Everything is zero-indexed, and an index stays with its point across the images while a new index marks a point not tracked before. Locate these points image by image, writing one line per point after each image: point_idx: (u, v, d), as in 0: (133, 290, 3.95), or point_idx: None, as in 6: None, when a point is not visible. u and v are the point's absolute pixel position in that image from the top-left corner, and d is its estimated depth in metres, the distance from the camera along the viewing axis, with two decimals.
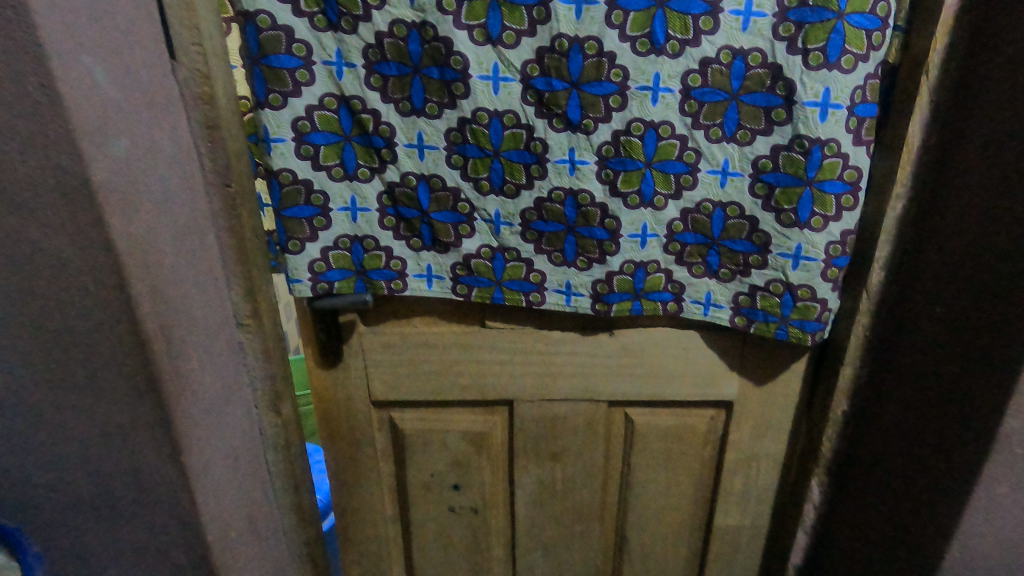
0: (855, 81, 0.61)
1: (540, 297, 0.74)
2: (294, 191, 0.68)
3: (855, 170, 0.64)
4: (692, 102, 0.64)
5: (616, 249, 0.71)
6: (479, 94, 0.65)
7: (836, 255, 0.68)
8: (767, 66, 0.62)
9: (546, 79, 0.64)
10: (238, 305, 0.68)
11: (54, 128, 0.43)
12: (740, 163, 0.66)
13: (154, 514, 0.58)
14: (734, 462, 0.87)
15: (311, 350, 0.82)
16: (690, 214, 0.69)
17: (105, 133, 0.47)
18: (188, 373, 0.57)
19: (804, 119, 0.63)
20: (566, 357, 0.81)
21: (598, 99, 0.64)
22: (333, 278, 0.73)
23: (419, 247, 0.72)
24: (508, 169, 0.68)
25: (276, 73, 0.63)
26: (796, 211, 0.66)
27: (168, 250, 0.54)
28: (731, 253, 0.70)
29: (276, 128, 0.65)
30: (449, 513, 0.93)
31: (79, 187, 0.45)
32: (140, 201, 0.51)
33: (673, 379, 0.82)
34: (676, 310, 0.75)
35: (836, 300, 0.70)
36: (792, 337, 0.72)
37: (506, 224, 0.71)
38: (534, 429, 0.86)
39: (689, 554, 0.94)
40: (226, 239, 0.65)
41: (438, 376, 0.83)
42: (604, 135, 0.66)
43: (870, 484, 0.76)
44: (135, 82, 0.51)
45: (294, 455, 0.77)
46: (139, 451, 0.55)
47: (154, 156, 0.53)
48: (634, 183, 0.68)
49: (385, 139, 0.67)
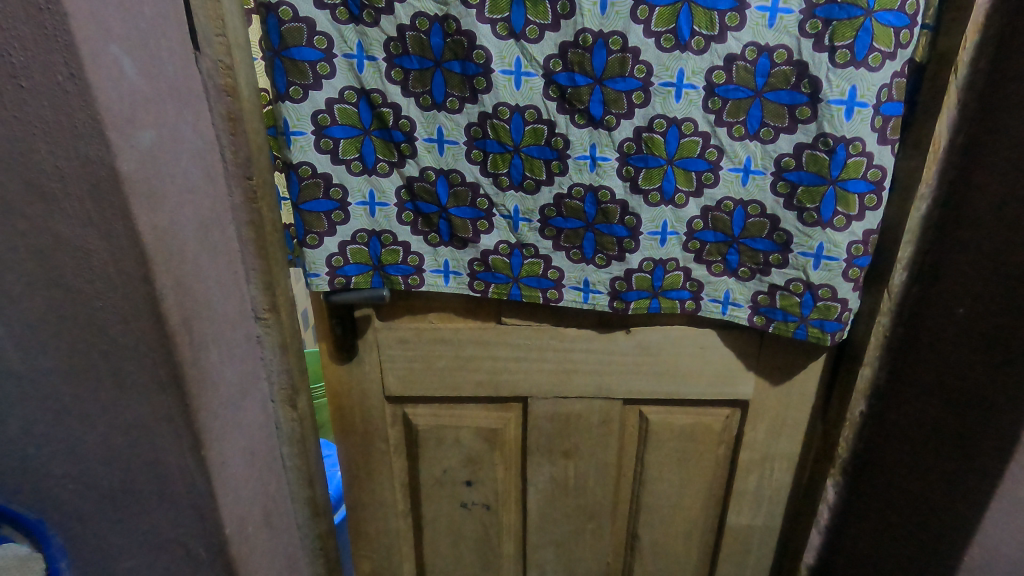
0: (881, 79, 0.60)
1: (557, 294, 0.74)
2: (312, 185, 0.68)
3: (879, 169, 0.64)
4: (716, 99, 0.63)
5: (636, 246, 0.70)
6: (500, 89, 0.64)
7: (858, 255, 0.67)
8: (793, 63, 0.61)
9: (568, 74, 0.63)
10: (256, 298, 0.67)
11: (83, 119, 0.43)
12: (763, 161, 0.65)
13: (174, 505, 0.58)
14: (748, 462, 0.86)
15: (326, 344, 0.82)
16: (711, 212, 0.69)
17: (131, 124, 0.46)
18: (210, 367, 0.57)
19: (829, 118, 0.62)
20: (582, 354, 0.80)
21: (621, 95, 0.64)
22: (350, 272, 0.72)
23: (437, 242, 0.72)
24: (529, 165, 0.67)
25: (297, 65, 0.63)
26: (818, 210, 0.66)
27: (190, 242, 0.54)
28: (751, 251, 0.70)
29: (297, 121, 0.65)
30: (461, 508, 0.93)
31: (106, 177, 0.45)
32: (165, 191, 0.50)
33: (689, 378, 0.81)
34: (694, 309, 0.74)
35: (857, 300, 0.70)
36: (811, 337, 0.72)
37: (525, 221, 0.70)
38: (548, 426, 0.86)
39: (701, 553, 0.94)
40: (246, 233, 0.65)
41: (453, 372, 0.83)
42: (626, 132, 0.65)
43: (887, 485, 0.75)
44: (161, 73, 0.51)
45: (309, 450, 0.77)
46: (161, 443, 0.55)
47: (179, 148, 0.53)
48: (655, 180, 0.67)
49: (405, 133, 0.67)
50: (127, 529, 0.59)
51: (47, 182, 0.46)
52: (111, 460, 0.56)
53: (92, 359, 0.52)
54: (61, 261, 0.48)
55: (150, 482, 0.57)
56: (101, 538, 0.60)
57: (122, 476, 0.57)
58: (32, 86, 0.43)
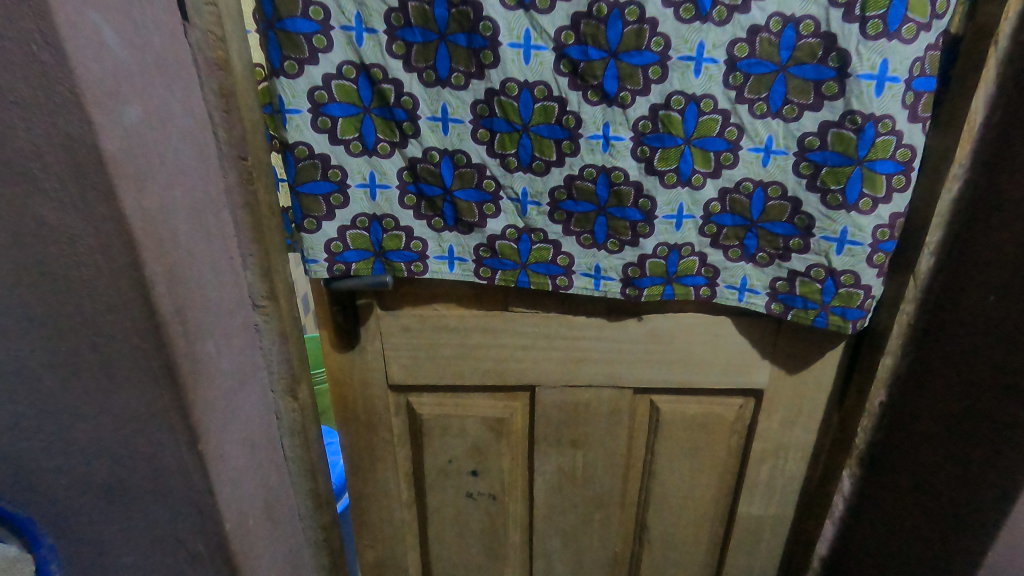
0: (914, 52, 0.57)
1: (567, 281, 0.71)
2: (310, 166, 0.64)
3: (908, 149, 0.60)
4: (738, 74, 0.60)
5: (650, 231, 0.67)
6: (509, 64, 0.60)
7: (883, 239, 0.64)
8: (820, 35, 0.58)
9: (581, 48, 0.59)
10: (254, 285, 0.65)
11: (60, 93, 0.40)
12: (785, 141, 0.62)
13: (171, 500, 0.56)
14: (761, 452, 0.84)
15: (326, 332, 0.79)
16: (728, 194, 0.65)
17: (116, 100, 0.43)
18: (206, 358, 0.54)
19: (858, 94, 0.59)
20: (591, 342, 0.78)
21: (637, 70, 0.60)
22: (351, 259, 0.69)
23: (441, 227, 0.69)
24: (539, 144, 0.64)
25: (292, 38, 0.59)
26: (844, 192, 0.63)
27: (182, 226, 0.51)
28: (770, 236, 0.67)
29: (292, 98, 0.61)
30: (467, 498, 0.91)
31: (88, 156, 0.42)
32: (153, 172, 0.47)
33: (703, 366, 0.79)
34: (709, 296, 0.71)
35: (881, 287, 0.67)
36: (832, 325, 0.69)
37: (534, 204, 0.67)
38: (555, 416, 0.84)
39: (711, 543, 0.93)
40: (242, 216, 0.62)
41: (459, 359, 0.80)
42: (641, 110, 0.62)
43: (908, 477, 0.73)
44: (147, 44, 0.47)
45: (311, 441, 0.75)
46: (156, 437, 0.53)
47: (167, 126, 0.50)
48: (671, 161, 0.64)
49: (408, 112, 0.63)
50: (121, 525, 0.57)
51: (24, 161, 0.42)
52: (103, 455, 0.54)
53: (80, 350, 0.49)
54: (43, 246, 0.45)
55: (144, 476, 0.55)
56: (94, 534, 0.58)
57: (115, 471, 0.55)
58: (6, 57, 0.39)
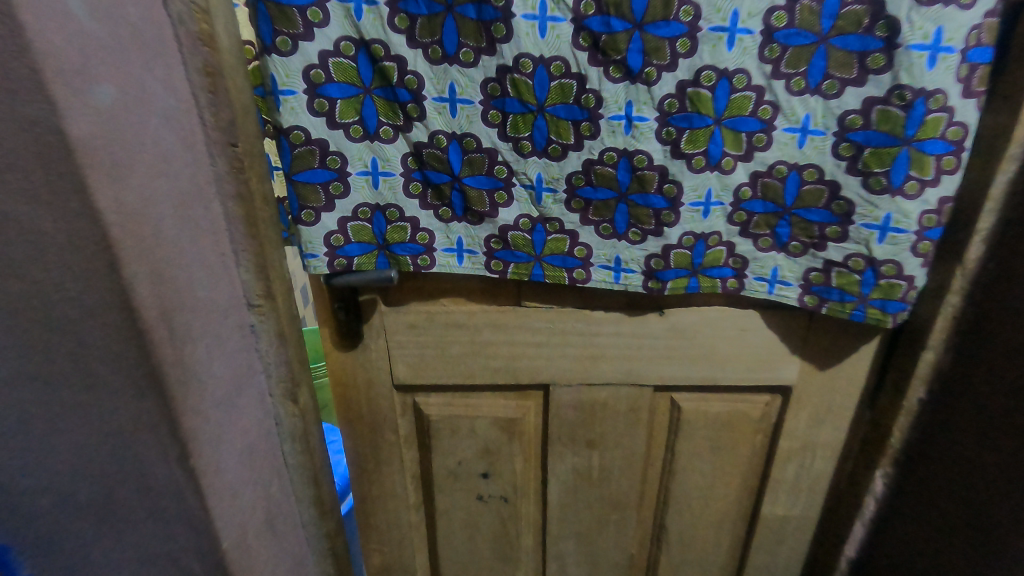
0: (971, 19, 0.51)
1: (585, 274, 0.66)
2: (306, 153, 0.59)
3: (960, 127, 0.55)
4: (774, 46, 0.54)
5: (676, 219, 0.62)
6: (523, 37, 0.55)
7: (929, 226, 0.59)
8: (867, 2, 0.52)
9: (603, 19, 0.54)
10: (249, 283, 0.60)
11: (16, 69, 0.35)
12: (825, 120, 0.57)
13: (162, 518, 0.52)
14: (787, 451, 0.80)
15: (327, 330, 0.74)
16: (760, 178, 0.60)
17: (84, 78, 0.38)
18: (194, 365, 0.49)
19: (908, 67, 0.53)
20: (609, 339, 0.73)
21: (664, 43, 0.55)
22: (353, 253, 0.64)
23: (449, 217, 0.64)
24: (555, 126, 0.59)
25: (284, 11, 0.54)
26: (889, 175, 0.58)
27: (164, 220, 0.46)
28: (805, 223, 0.62)
29: (286, 78, 0.56)
30: (478, 501, 0.87)
31: (53, 143, 0.37)
32: (130, 161, 0.42)
33: (728, 363, 0.74)
34: (736, 288, 0.66)
35: (924, 277, 0.62)
36: (870, 318, 0.65)
37: (549, 191, 0.62)
38: (571, 415, 0.79)
39: (732, 544, 0.89)
40: (233, 208, 0.57)
41: (467, 358, 0.76)
42: (668, 87, 0.56)
43: (944, 481, 0.68)
44: (119, 16, 0.42)
45: (313, 446, 0.71)
46: (144, 452, 0.48)
47: (145, 109, 0.44)
48: (700, 143, 0.59)
49: (412, 92, 0.58)
50: None
51: None
52: None
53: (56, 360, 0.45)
54: None
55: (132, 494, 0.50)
56: None
57: None
58: None
